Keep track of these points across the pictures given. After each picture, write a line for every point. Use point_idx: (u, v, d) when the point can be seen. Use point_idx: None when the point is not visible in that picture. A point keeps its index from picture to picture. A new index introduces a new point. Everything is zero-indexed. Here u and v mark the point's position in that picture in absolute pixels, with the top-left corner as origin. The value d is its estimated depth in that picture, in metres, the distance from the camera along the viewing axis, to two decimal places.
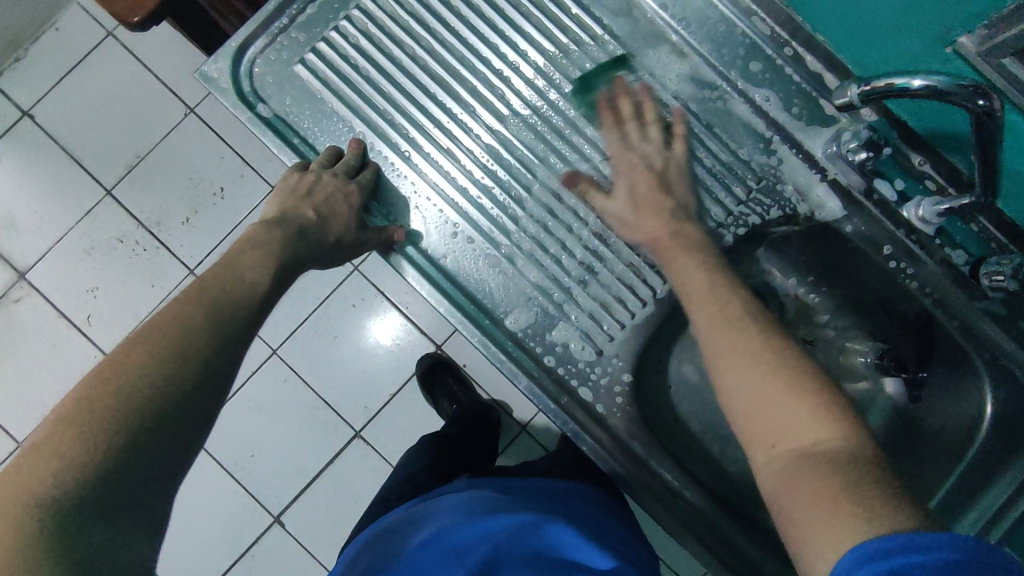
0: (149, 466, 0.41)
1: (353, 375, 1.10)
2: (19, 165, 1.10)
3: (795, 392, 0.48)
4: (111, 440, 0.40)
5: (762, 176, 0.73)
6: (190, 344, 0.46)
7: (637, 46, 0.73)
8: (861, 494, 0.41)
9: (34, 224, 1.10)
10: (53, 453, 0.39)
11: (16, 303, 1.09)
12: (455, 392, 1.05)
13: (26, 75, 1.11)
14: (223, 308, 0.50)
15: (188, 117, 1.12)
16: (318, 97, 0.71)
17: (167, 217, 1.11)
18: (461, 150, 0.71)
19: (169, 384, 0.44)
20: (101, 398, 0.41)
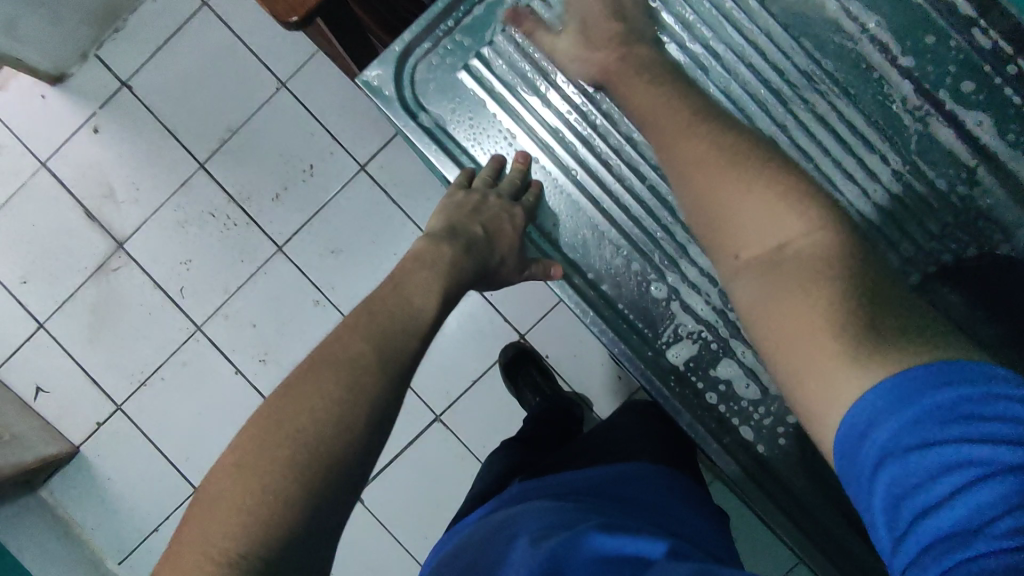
0: (327, 517, 0.41)
1: (440, 362, 1.10)
2: (118, 136, 1.12)
3: (775, 209, 0.44)
4: (292, 492, 0.40)
5: (961, 211, 0.66)
6: (365, 382, 0.45)
7: (828, 58, 0.67)
8: (841, 327, 0.39)
9: (132, 195, 1.12)
10: (241, 503, 0.40)
11: (114, 272, 1.12)
12: (538, 384, 1.03)
13: (124, 45, 1.12)
14: (391, 338, 0.49)
15: (280, 91, 1.11)
16: (482, 107, 0.70)
17: (258, 193, 1.11)
18: (633, 173, 0.68)
19: (341, 429, 0.43)
20: (283, 445, 0.42)
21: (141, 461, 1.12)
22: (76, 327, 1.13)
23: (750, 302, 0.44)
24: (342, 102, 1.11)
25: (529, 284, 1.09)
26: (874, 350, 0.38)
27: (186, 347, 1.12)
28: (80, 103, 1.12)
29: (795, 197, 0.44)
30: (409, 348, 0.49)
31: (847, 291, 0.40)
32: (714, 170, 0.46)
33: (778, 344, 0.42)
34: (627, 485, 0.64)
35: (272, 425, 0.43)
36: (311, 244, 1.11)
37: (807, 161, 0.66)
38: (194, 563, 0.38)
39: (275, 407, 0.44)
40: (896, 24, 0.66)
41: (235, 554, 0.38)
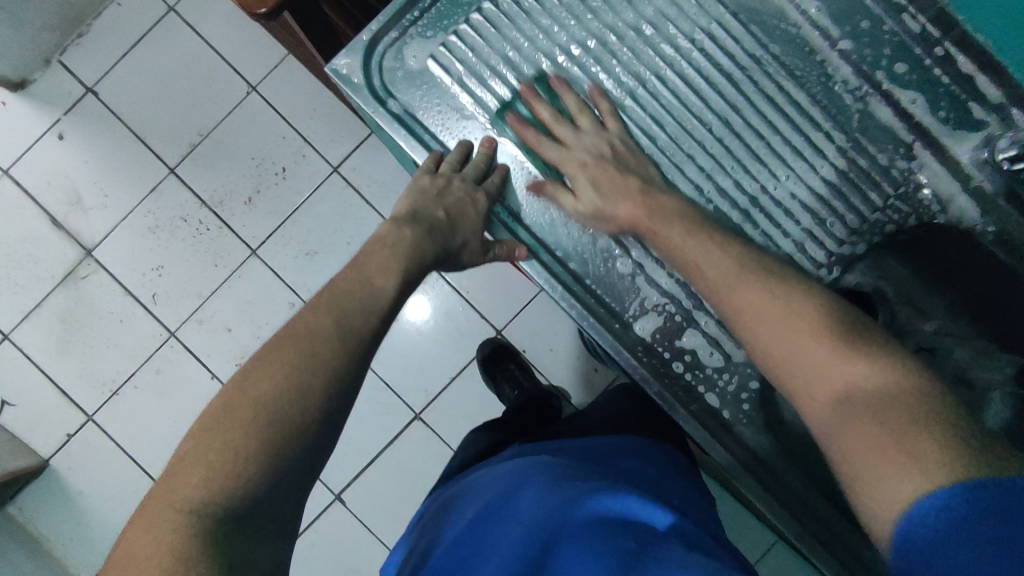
0: (292, 476, 0.43)
1: (416, 359, 1.11)
2: (84, 142, 1.10)
3: (839, 348, 0.48)
4: (251, 449, 0.42)
5: (901, 183, 0.70)
6: (326, 351, 0.47)
7: (774, 43, 0.70)
8: (895, 444, 0.41)
9: (100, 201, 1.11)
10: (203, 459, 0.41)
11: (83, 280, 1.11)
12: (516, 378, 1.05)
13: (89, 50, 1.11)
14: (352, 314, 0.50)
15: (250, 95, 1.11)
16: (449, 93, 0.71)
17: (230, 196, 1.11)
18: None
19: (302, 395, 0.44)
20: (245, 407, 0.43)
21: (115, 472, 1.10)
22: (44, 336, 1.10)
23: (823, 431, 0.48)
24: (312, 104, 1.11)
25: (504, 279, 1.11)
26: (917, 458, 0.40)
27: (159, 354, 1.11)
28: (45, 109, 1.11)
29: (851, 328, 0.49)
30: (368, 324, 0.50)
31: (894, 404, 0.43)
32: (781, 319, 0.51)
33: (848, 472, 0.44)
34: (618, 459, 0.65)
35: (235, 392, 0.44)
36: (284, 246, 1.11)
37: (757, 137, 0.69)
38: (159, 515, 0.39)
39: (243, 374, 0.45)
40: (835, 11, 0.70)
41: (198, 510, 0.39)
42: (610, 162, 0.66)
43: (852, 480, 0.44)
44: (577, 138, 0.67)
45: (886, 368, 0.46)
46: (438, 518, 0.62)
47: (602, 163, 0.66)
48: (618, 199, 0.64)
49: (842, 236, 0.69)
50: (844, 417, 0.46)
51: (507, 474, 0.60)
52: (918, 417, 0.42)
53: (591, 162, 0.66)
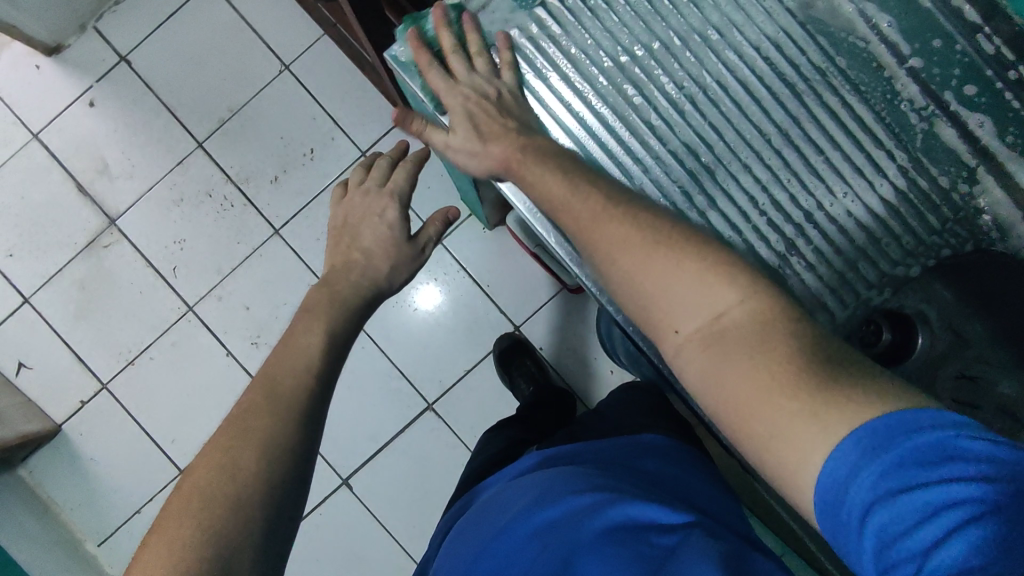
0: (247, 537, 0.43)
1: (431, 350, 1.10)
2: (114, 111, 1.10)
3: (706, 279, 0.44)
4: (248, 468, 0.45)
5: (959, 209, 0.56)
6: (256, 421, 0.48)
7: (841, 55, 0.56)
8: (836, 388, 0.38)
9: (126, 171, 1.11)
10: (206, 485, 0.44)
11: (105, 249, 1.10)
12: (533, 374, 1.05)
13: (125, 18, 1.11)
14: (280, 379, 0.52)
15: (283, 74, 1.10)
16: None
17: (256, 174, 1.11)
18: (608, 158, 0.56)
19: (236, 460, 0.46)
20: (182, 493, 0.44)
21: (126, 442, 1.10)
22: (63, 302, 1.11)
23: (692, 360, 0.43)
24: (345, 87, 1.10)
25: (526, 275, 1.10)
26: (842, 400, 0.37)
27: (176, 327, 1.11)
28: (77, 75, 1.10)
29: (751, 281, 0.44)
30: (300, 383, 0.52)
31: (786, 345, 0.40)
32: (639, 261, 0.46)
33: (734, 407, 0.40)
34: (640, 458, 0.65)
35: (225, 427, 0.48)
36: (308, 228, 1.11)
37: (812, 152, 0.55)
38: (164, 547, 0.41)
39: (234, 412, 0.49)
40: (906, 25, 0.57)
41: (207, 532, 0.42)
42: (491, 101, 0.56)
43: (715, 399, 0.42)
44: (468, 74, 0.57)
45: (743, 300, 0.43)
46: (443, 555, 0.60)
47: (480, 99, 0.56)
48: (489, 139, 0.55)
49: (897, 257, 0.56)
50: (709, 351, 0.42)
51: (503, 503, 0.60)
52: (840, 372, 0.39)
53: (473, 96, 0.56)
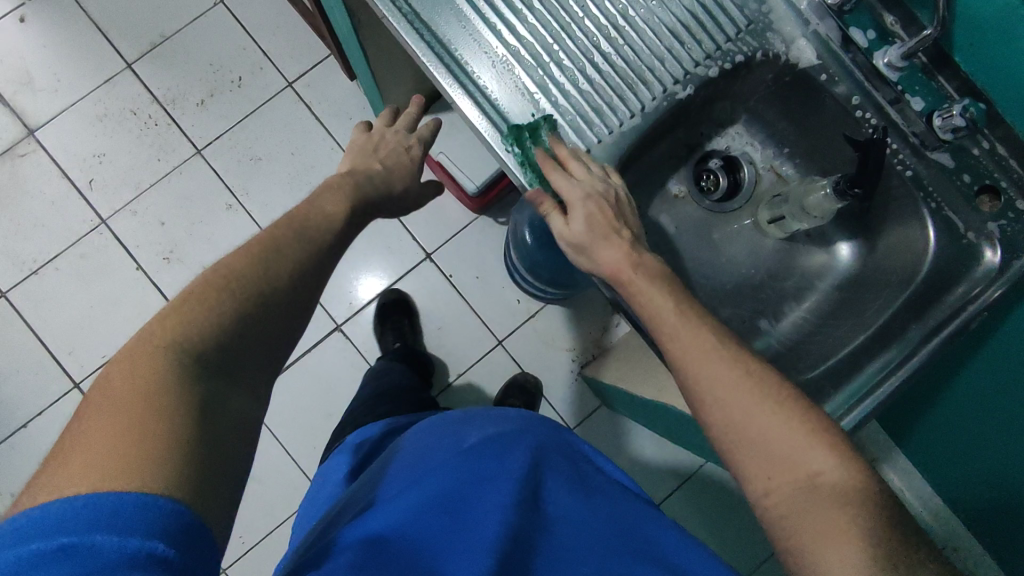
0: (256, 352, 0.44)
1: (345, 274, 1.15)
2: (45, 28, 1.13)
3: (803, 438, 0.43)
4: (232, 316, 0.43)
5: (753, 21, 0.54)
6: (289, 251, 0.48)
7: None
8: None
9: (50, 85, 1.13)
10: (194, 312, 0.42)
11: (21, 158, 1.11)
12: (403, 331, 1.09)
13: None
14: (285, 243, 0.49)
15: (217, 6, 1.16)
16: None
17: (183, 96, 1.14)
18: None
19: (272, 280, 0.46)
20: (217, 282, 0.44)
21: (21, 352, 1.08)
22: None
23: (782, 511, 0.42)
24: (275, 22, 1.17)
25: (441, 207, 1.16)
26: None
27: (87, 240, 1.11)
28: None
29: (850, 450, 0.42)
30: (327, 234, 0.52)
31: (881, 530, 0.39)
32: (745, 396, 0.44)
33: (805, 545, 0.41)
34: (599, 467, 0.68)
35: (230, 274, 0.45)
36: (229, 150, 1.14)
37: None
38: (146, 349, 0.39)
39: (246, 258, 0.46)
40: None
41: (182, 349, 0.40)
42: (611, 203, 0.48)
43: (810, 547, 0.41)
44: (587, 175, 0.48)
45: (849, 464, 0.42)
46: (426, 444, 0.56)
47: (600, 202, 0.48)
48: (596, 245, 0.48)
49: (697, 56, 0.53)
50: (806, 502, 0.41)
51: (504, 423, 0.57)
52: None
53: (593, 195, 0.47)
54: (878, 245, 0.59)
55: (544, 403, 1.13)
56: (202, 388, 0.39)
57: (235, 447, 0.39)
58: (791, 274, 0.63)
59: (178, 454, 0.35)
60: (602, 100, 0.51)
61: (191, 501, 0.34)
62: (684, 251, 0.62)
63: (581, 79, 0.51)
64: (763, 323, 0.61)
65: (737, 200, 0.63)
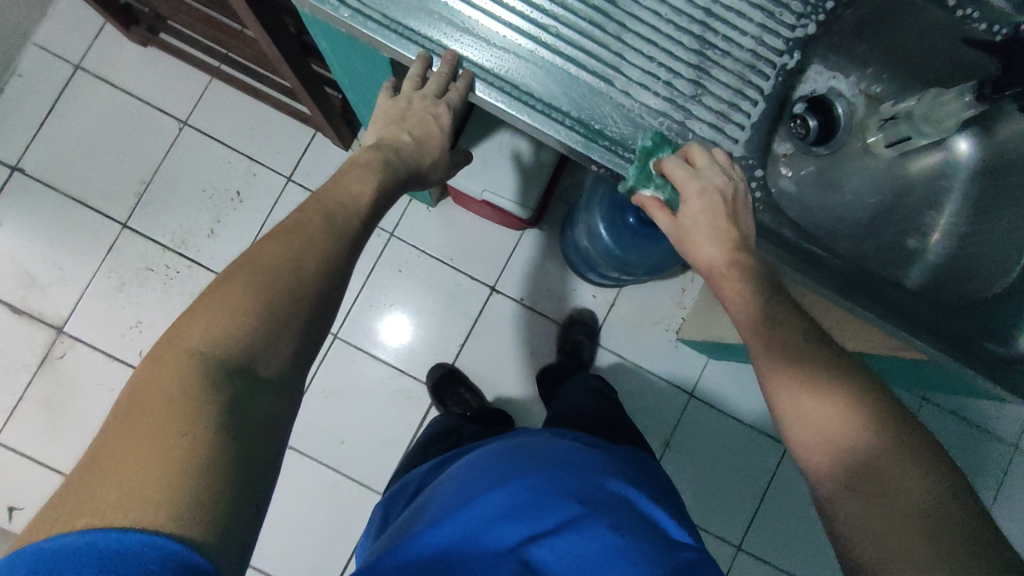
0: (281, 347, 0.36)
1: (420, 338, 1.12)
2: (24, 222, 1.06)
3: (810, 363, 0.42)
4: (249, 313, 0.36)
5: None
6: (315, 236, 0.41)
7: None
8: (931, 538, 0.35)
9: (57, 276, 1.07)
10: (209, 316, 0.35)
11: (62, 359, 1.06)
12: (467, 401, 1.05)
13: (5, 129, 1.07)
14: (303, 222, 0.41)
15: (183, 130, 1.10)
16: (514, 43, 0.48)
17: (191, 233, 1.09)
18: (482, 42, 0.48)
19: (300, 270, 0.38)
20: (241, 273, 0.37)
21: None
22: (34, 427, 1.05)
23: (800, 428, 0.42)
24: (247, 122, 1.11)
25: (484, 237, 1.13)
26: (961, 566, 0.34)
27: None
28: None
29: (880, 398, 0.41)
30: (354, 212, 0.44)
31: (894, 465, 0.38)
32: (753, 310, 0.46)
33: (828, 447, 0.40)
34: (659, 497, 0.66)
35: (243, 265, 0.38)
36: None
37: None
38: (168, 360, 0.34)
39: (256, 249, 0.39)
40: None
41: (201, 356, 0.34)
42: (729, 198, 0.47)
43: (825, 458, 0.40)
44: (706, 165, 0.47)
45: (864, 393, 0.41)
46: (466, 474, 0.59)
47: (715, 199, 0.47)
48: (699, 241, 0.48)
49: (790, 19, 0.51)
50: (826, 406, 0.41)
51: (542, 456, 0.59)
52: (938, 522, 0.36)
53: (712, 187, 0.46)
54: (1000, 129, 0.58)
55: (658, 380, 1.13)
56: (231, 393, 0.34)
57: (260, 464, 0.33)
58: (919, 183, 0.62)
59: (187, 484, 0.30)
60: (728, 101, 0.50)
61: (208, 544, 0.30)
62: (812, 200, 0.62)
63: (702, 90, 0.49)
64: (913, 241, 0.61)
65: (840, 134, 0.62)
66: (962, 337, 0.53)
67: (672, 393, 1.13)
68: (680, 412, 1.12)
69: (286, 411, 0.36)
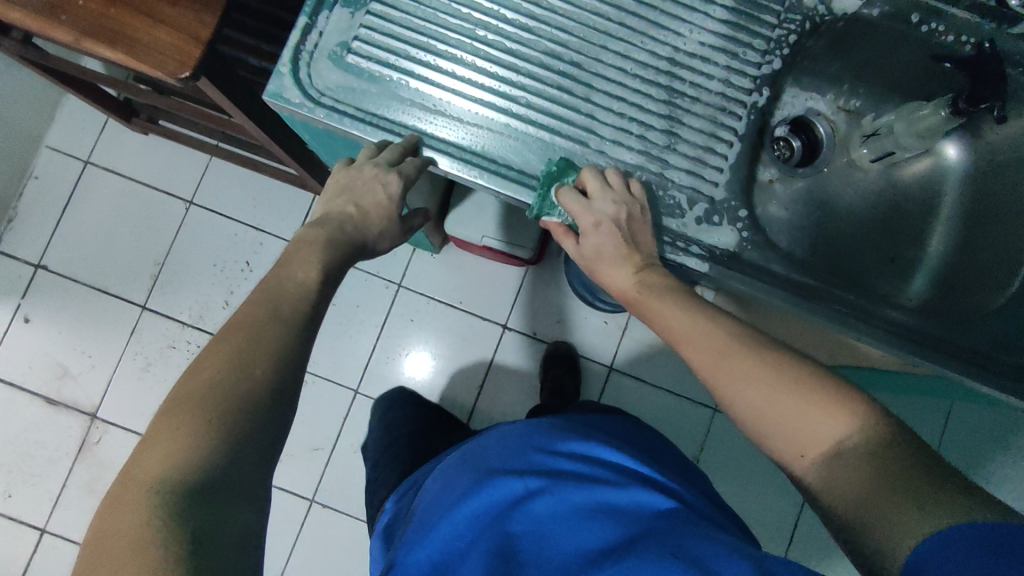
0: (243, 452, 0.37)
1: (438, 383, 1.13)
2: (52, 317, 1.11)
3: (775, 376, 0.42)
4: (204, 426, 0.36)
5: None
6: (260, 337, 0.41)
7: None
8: (896, 476, 0.35)
9: (87, 364, 1.10)
10: (162, 438, 0.36)
11: (98, 444, 1.09)
12: None
13: (25, 230, 1.12)
14: (248, 322, 0.42)
15: (190, 209, 1.14)
16: (489, 121, 0.49)
17: (207, 308, 1.12)
18: (456, 122, 0.49)
19: (250, 374, 0.39)
20: (193, 389, 0.38)
21: None
22: (78, 514, 1.07)
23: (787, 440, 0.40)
24: (249, 194, 1.14)
25: (489, 276, 1.14)
26: (916, 495, 0.33)
27: None
28: (4, 301, 1.10)
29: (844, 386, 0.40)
30: (300, 308, 0.45)
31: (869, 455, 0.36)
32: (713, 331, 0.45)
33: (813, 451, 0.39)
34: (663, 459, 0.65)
35: (192, 379, 0.39)
36: None
37: (622, 27, 0.51)
38: (126, 499, 0.35)
39: (205, 359, 0.40)
40: None
41: (163, 484, 0.34)
42: (624, 227, 0.47)
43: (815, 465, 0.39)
44: (601, 192, 0.47)
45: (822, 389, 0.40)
46: (443, 480, 0.59)
47: (614, 228, 0.47)
48: (606, 268, 0.49)
49: (755, 60, 0.51)
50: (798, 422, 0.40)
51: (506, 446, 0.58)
52: (891, 463, 0.35)
53: (604, 221, 0.47)
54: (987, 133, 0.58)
55: (680, 399, 1.12)
56: (194, 519, 0.34)
57: None
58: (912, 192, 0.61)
59: None
60: (704, 146, 0.50)
61: None
62: (806, 225, 0.61)
63: (677, 139, 0.50)
64: (912, 251, 0.60)
65: (824, 152, 0.62)
66: (972, 350, 0.52)
67: (696, 410, 1.12)
68: (708, 427, 1.11)
69: (258, 516, 0.37)
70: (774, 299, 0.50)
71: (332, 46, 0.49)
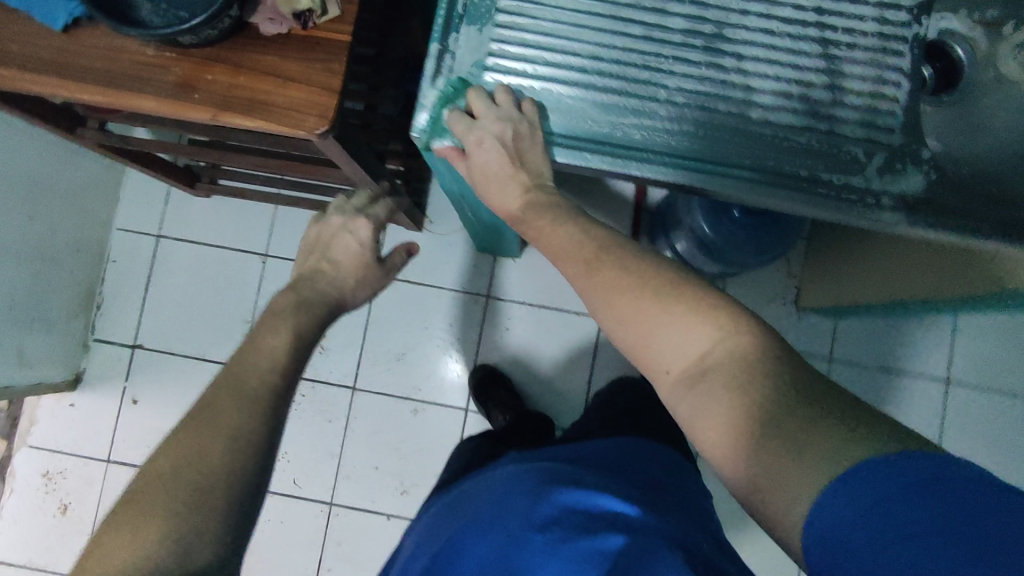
0: (195, 548, 0.37)
1: (547, 386, 1.10)
2: (157, 394, 1.11)
3: (689, 328, 0.41)
4: (156, 525, 0.37)
5: None
6: (221, 418, 0.41)
7: None
8: (802, 427, 0.35)
9: None
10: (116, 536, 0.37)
11: None
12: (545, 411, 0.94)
13: (115, 315, 1.13)
14: (208, 405, 0.42)
15: (267, 262, 1.13)
16: (645, 111, 0.47)
17: None
18: (609, 119, 0.47)
19: (204, 466, 0.39)
20: (146, 485, 0.38)
21: None
22: None
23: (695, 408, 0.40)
24: None
25: None
26: (812, 448, 0.34)
27: (331, 529, 1.08)
28: (108, 387, 1.11)
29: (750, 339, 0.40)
30: (267, 383, 0.44)
31: (773, 408, 0.36)
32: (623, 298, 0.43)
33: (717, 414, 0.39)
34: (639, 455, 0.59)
35: (152, 471, 0.39)
36: (375, 366, 1.12)
37: None
38: None
39: (165, 448, 0.40)
40: None
41: None
42: (509, 143, 0.46)
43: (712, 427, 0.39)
44: (488, 110, 0.46)
45: (730, 341, 0.40)
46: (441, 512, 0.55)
47: (499, 146, 0.46)
48: (494, 190, 0.49)
49: None
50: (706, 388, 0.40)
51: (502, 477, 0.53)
52: (799, 411, 0.36)
53: (489, 139, 0.46)
54: None
55: None
56: None
57: None
58: None
59: None
60: (872, 93, 0.47)
61: None
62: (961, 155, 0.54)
63: (842, 92, 0.47)
64: None
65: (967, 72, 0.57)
66: None
67: None
68: None
69: None
70: (992, 242, 0.47)
71: (470, 69, 0.48)
